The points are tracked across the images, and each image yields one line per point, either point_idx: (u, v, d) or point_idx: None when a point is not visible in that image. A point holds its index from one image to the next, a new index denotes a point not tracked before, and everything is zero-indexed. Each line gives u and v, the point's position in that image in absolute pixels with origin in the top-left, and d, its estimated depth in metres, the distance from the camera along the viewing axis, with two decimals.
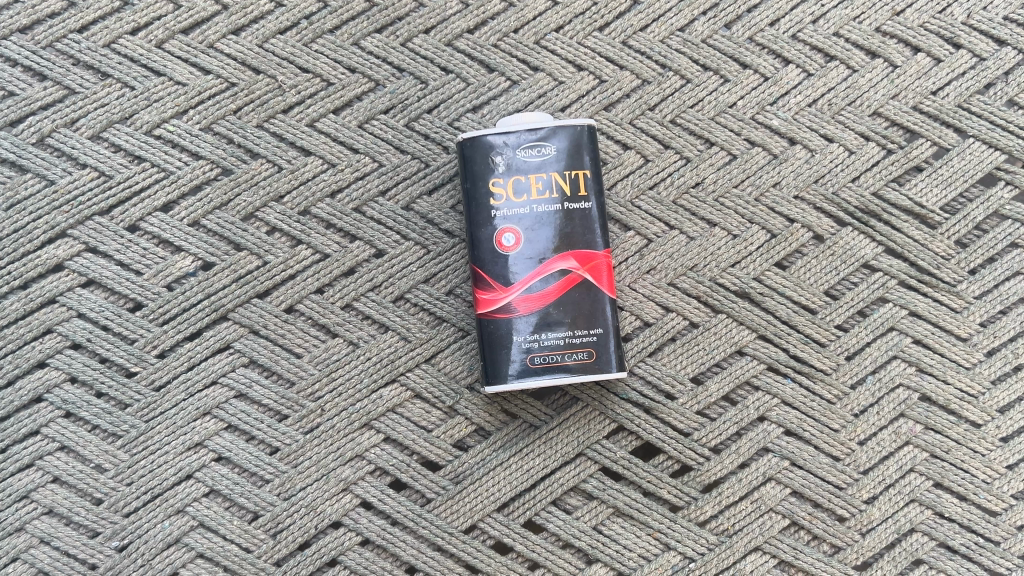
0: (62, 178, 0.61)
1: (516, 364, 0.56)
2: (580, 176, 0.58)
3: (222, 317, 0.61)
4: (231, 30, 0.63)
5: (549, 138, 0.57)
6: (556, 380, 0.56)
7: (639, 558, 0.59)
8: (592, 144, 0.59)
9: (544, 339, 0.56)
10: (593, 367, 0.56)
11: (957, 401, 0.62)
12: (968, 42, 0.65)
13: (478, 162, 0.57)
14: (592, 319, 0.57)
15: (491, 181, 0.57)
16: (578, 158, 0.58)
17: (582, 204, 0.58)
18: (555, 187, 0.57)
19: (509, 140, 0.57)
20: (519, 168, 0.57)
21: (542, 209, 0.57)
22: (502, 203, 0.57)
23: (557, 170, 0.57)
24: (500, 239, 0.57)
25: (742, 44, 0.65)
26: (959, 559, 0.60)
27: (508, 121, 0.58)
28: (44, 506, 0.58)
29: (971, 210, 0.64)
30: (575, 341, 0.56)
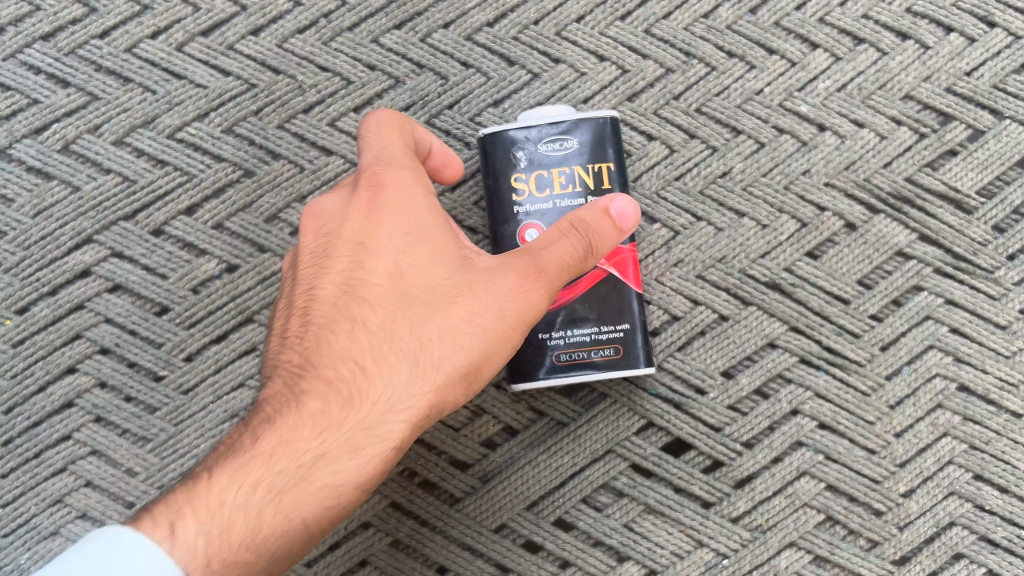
0: (87, 185, 0.61)
1: (541, 362, 0.55)
2: (604, 170, 0.56)
3: (248, 319, 0.60)
4: (250, 31, 0.63)
5: (571, 131, 0.56)
6: (583, 377, 0.55)
7: (672, 555, 0.58)
8: (617, 136, 0.57)
9: (571, 336, 0.55)
10: (620, 363, 0.56)
11: (997, 390, 0.60)
12: (1003, 20, 0.63)
13: (500, 158, 0.57)
14: (619, 315, 0.56)
15: (512, 176, 0.56)
16: (602, 151, 0.56)
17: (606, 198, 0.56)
18: (578, 181, 0.56)
19: (531, 135, 0.56)
20: (541, 163, 0.56)
21: (564, 204, 0.56)
22: (524, 198, 0.56)
23: (580, 164, 0.56)
24: (523, 234, 0.56)
25: (768, 30, 0.63)
26: (1002, 552, 0.59)
27: (529, 114, 0.57)
28: (77, 510, 0.58)
29: (1008, 194, 0.62)
30: (602, 337, 0.56)
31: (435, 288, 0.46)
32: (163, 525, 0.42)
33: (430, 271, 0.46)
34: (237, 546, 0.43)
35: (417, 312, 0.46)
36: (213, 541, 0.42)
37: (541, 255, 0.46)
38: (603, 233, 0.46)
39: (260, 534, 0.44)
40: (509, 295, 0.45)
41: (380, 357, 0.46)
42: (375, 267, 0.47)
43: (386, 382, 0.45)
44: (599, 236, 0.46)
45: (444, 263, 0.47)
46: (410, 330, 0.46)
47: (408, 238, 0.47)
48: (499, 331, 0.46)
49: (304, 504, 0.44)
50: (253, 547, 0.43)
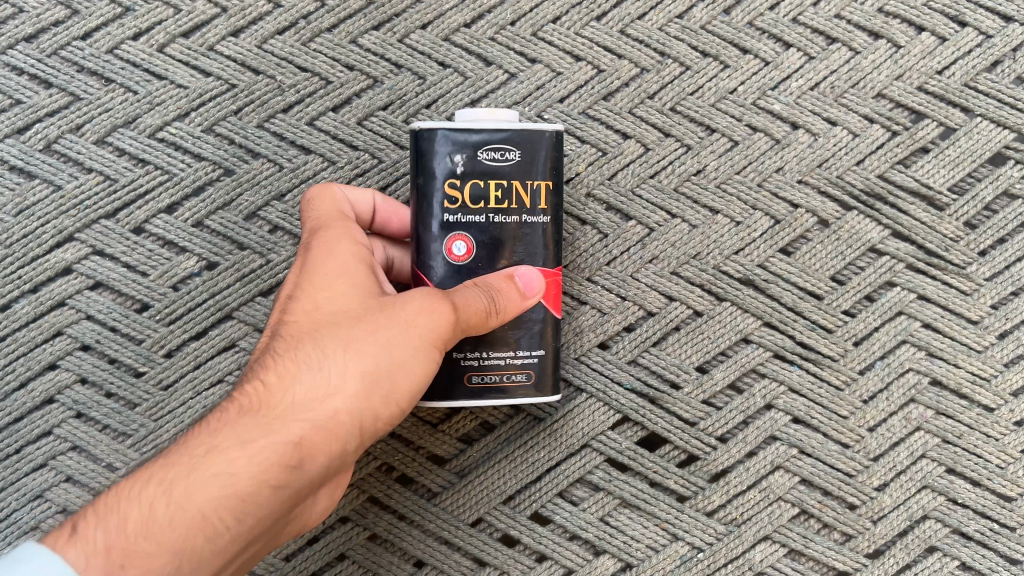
0: (69, 184, 0.62)
1: (454, 382, 0.51)
2: (541, 188, 0.52)
3: (227, 316, 0.61)
4: (230, 32, 0.63)
5: (515, 142, 0.50)
6: (491, 403, 0.52)
7: (647, 548, 0.59)
8: (560, 151, 0.52)
9: (485, 358, 0.51)
10: (530, 391, 0.53)
11: (968, 385, 0.61)
12: (973, 20, 0.64)
13: (433, 158, 0.50)
14: (533, 340, 0.53)
15: (446, 181, 0.50)
16: (543, 167, 0.51)
17: (540, 219, 0.52)
18: (515, 198, 0.51)
19: (472, 138, 0.50)
20: (480, 173, 0.50)
21: (498, 222, 0.51)
22: (456, 208, 0.50)
23: (520, 179, 0.51)
24: (449, 246, 0.51)
25: (742, 30, 0.64)
26: (974, 545, 0.59)
27: (468, 113, 0.51)
28: (58, 505, 0.58)
29: (980, 190, 0.62)
30: (516, 361, 0.52)
31: (348, 312, 0.47)
32: (63, 535, 0.42)
33: (344, 294, 0.47)
34: (133, 538, 0.41)
35: (329, 324, 0.46)
36: (108, 538, 0.41)
37: (449, 293, 0.47)
38: (506, 296, 0.49)
39: (157, 526, 0.42)
40: (414, 308, 0.46)
41: (288, 365, 0.45)
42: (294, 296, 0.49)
43: (301, 381, 0.45)
44: (504, 293, 0.49)
45: (359, 288, 0.48)
46: (320, 339, 0.46)
47: (332, 273, 0.48)
48: (406, 342, 0.45)
49: (196, 495, 0.42)
50: (150, 538, 0.41)
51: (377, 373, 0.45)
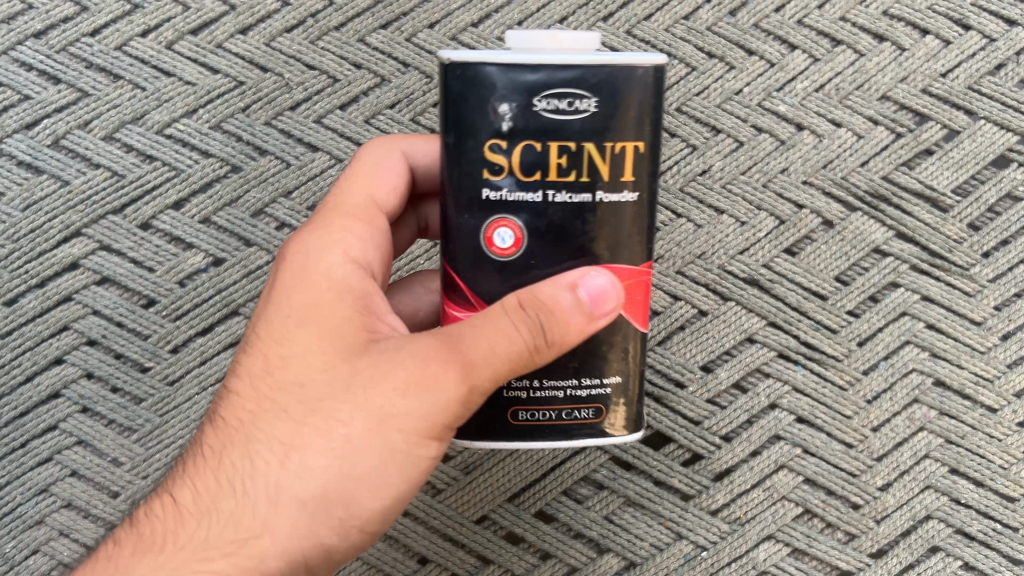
0: (76, 179, 0.62)
1: (496, 418, 0.42)
2: (623, 151, 0.39)
3: (233, 312, 0.61)
4: (239, 29, 0.64)
5: (589, 86, 0.38)
6: (546, 443, 0.42)
7: (651, 547, 0.59)
8: (657, 92, 0.39)
9: (538, 390, 0.42)
10: (594, 428, 0.43)
11: (972, 385, 0.61)
12: (977, 23, 0.64)
13: (475, 107, 0.38)
14: (602, 366, 0.42)
15: (489, 141, 0.38)
16: (626, 120, 0.38)
17: (621, 195, 0.39)
18: (585, 165, 0.39)
19: (529, 81, 0.37)
20: (538, 129, 0.38)
21: (557, 198, 0.39)
22: (502, 178, 0.39)
23: (591, 138, 0.38)
24: (491, 235, 0.40)
25: (748, 32, 0.64)
26: (977, 545, 0.60)
27: (525, 40, 0.38)
28: (63, 499, 0.58)
29: (983, 192, 0.63)
30: (579, 394, 0.42)
31: (306, 397, 0.40)
32: None
33: (301, 369, 0.40)
34: None
35: (275, 419, 0.40)
36: None
37: (454, 353, 0.38)
38: (557, 328, 0.37)
39: None
40: (365, 424, 0.38)
41: (238, 463, 0.40)
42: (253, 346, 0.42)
43: (247, 486, 0.39)
44: (555, 319, 0.37)
45: (324, 356, 0.40)
46: (256, 440, 0.40)
47: (299, 326, 0.41)
48: (350, 466, 0.39)
49: None
50: None
51: (329, 490, 0.39)
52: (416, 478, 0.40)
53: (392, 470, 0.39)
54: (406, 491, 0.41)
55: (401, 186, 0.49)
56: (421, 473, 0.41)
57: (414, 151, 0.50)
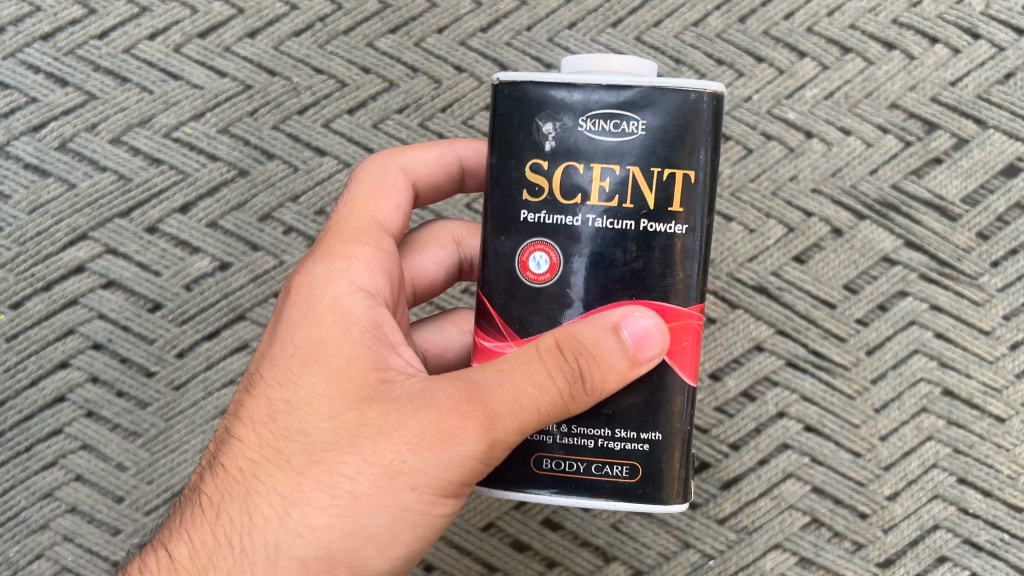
0: (83, 182, 0.62)
1: (517, 467, 0.37)
2: (675, 178, 0.36)
3: (240, 317, 0.60)
4: (247, 33, 0.64)
5: (638, 106, 0.35)
6: (571, 502, 0.37)
7: (658, 556, 0.59)
8: (715, 123, 0.36)
9: (566, 435, 0.37)
10: (629, 490, 0.37)
11: (980, 395, 0.61)
12: (987, 32, 0.64)
13: (518, 126, 0.36)
14: (643, 415, 0.37)
15: (529, 160, 0.36)
16: (680, 147, 0.36)
17: (669, 226, 0.36)
18: (632, 189, 0.36)
19: (576, 99, 0.36)
20: (582, 151, 0.36)
21: (599, 224, 0.36)
22: (541, 200, 0.36)
23: (639, 162, 0.36)
24: (525, 259, 0.37)
25: (758, 39, 0.64)
26: (985, 555, 0.59)
27: (578, 61, 0.37)
28: (67, 504, 0.58)
29: (992, 202, 0.63)
30: (613, 446, 0.37)
31: (311, 450, 0.36)
32: None
33: (306, 415, 0.36)
34: None
35: (278, 469, 0.36)
36: None
37: (477, 406, 0.34)
38: (598, 373, 0.33)
39: None
40: (376, 481, 0.34)
41: (236, 520, 0.36)
42: (258, 388, 0.39)
43: (246, 547, 0.36)
44: (597, 364, 0.33)
45: (331, 402, 0.36)
46: (257, 492, 0.36)
47: (303, 367, 0.37)
48: (357, 529, 0.35)
49: None
50: None
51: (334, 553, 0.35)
52: (431, 535, 0.36)
53: (403, 531, 0.35)
54: (420, 547, 0.37)
55: (404, 205, 0.46)
56: (437, 530, 0.37)
57: (415, 166, 0.48)
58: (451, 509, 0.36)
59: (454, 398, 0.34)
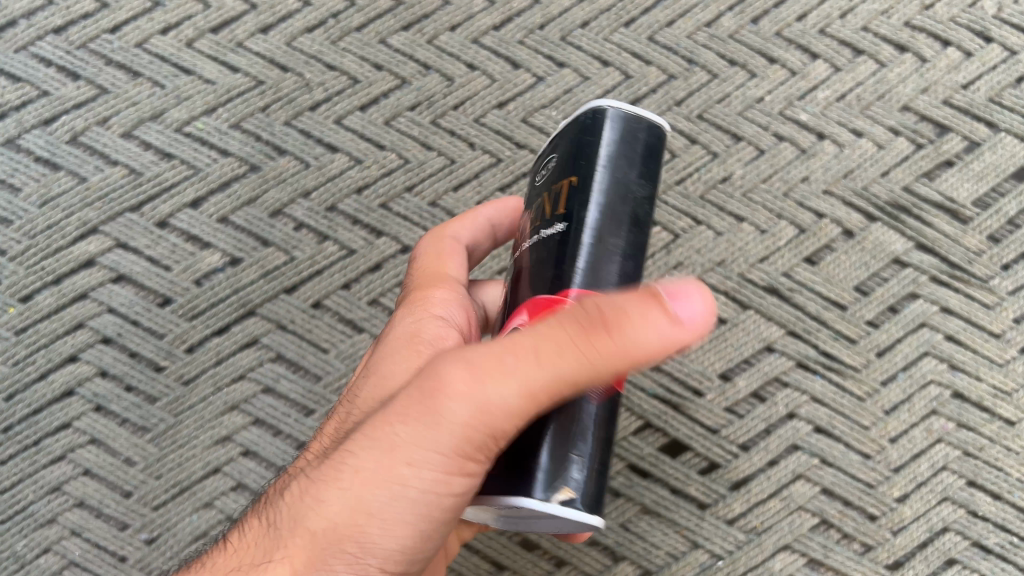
0: (94, 176, 0.61)
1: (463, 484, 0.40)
2: (563, 187, 0.36)
3: (250, 313, 0.60)
4: (260, 29, 0.64)
5: (556, 143, 0.38)
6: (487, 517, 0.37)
7: (667, 556, 0.59)
8: (598, 132, 0.36)
9: None
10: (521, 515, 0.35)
11: (990, 398, 0.60)
12: (999, 36, 0.64)
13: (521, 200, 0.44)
14: None
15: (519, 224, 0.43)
16: (574, 159, 0.36)
17: (554, 229, 0.36)
18: (541, 210, 0.37)
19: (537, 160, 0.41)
20: (533, 196, 0.40)
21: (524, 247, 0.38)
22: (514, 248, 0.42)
23: (548, 185, 0.37)
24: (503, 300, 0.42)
25: (770, 40, 0.64)
26: (994, 558, 0.59)
27: None
28: (75, 498, 0.58)
29: (1003, 205, 0.63)
30: None
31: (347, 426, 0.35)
32: None
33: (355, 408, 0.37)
34: None
35: (310, 466, 0.36)
36: None
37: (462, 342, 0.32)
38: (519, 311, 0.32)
39: None
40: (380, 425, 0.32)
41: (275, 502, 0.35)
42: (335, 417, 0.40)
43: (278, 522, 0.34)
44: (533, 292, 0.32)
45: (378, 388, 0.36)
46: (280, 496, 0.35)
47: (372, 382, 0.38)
48: (358, 502, 0.32)
49: None
50: None
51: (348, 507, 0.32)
52: (445, 511, 0.33)
53: (407, 507, 0.32)
54: (435, 524, 0.34)
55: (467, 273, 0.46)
56: (453, 506, 0.33)
57: (463, 235, 0.47)
58: (462, 484, 0.33)
59: (450, 367, 0.31)
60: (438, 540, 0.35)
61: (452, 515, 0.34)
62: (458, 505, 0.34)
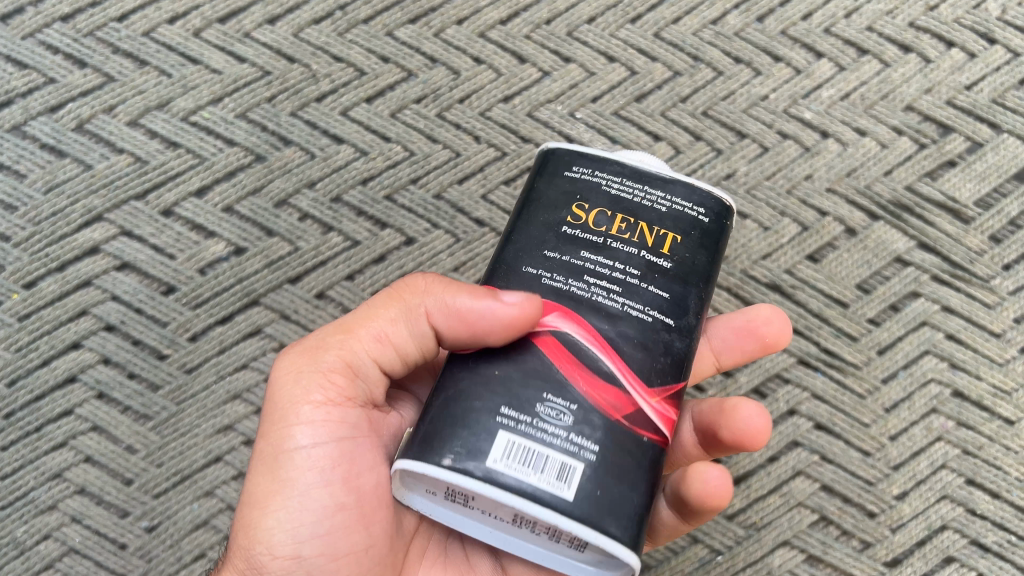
0: (99, 163, 0.62)
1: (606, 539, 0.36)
2: None
3: (254, 302, 0.60)
4: (267, 20, 0.64)
5: None
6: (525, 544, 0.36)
7: (666, 550, 0.59)
8: None
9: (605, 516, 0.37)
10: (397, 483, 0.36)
11: (990, 397, 0.61)
12: (1002, 38, 0.65)
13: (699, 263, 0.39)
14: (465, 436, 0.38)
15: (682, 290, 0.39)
16: None
17: None
18: None
19: None
20: None
21: None
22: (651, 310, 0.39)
23: None
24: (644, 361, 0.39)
25: (775, 38, 0.65)
26: (993, 556, 0.59)
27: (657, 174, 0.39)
28: (76, 485, 0.58)
29: (1005, 205, 0.63)
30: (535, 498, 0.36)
31: None
32: None
33: None
34: None
35: None
36: None
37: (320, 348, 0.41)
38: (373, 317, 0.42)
39: None
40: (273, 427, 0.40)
41: None
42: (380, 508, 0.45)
43: None
44: None
45: None
46: None
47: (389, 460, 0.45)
48: (243, 496, 0.38)
49: None
50: None
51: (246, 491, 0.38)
52: (309, 477, 0.37)
53: (267, 476, 0.37)
54: (306, 496, 0.37)
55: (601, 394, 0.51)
56: (315, 473, 0.37)
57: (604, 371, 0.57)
58: (311, 444, 0.37)
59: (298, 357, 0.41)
60: (334, 533, 0.37)
61: (329, 489, 0.37)
62: (322, 474, 0.37)
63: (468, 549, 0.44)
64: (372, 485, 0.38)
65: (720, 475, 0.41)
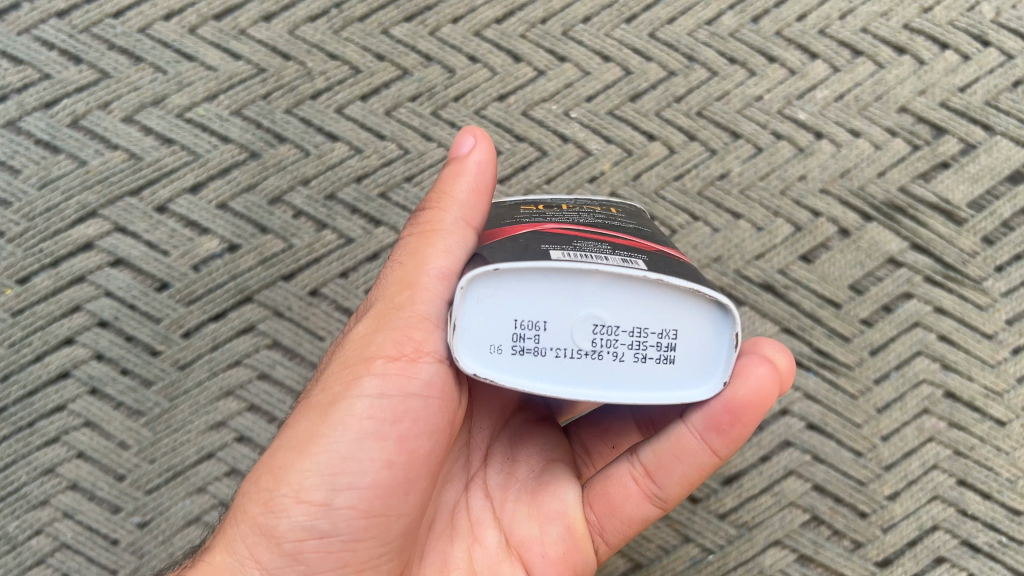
0: (94, 160, 0.62)
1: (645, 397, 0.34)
2: None
3: (247, 299, 0.60)
4: (262, 17, 0.64)
5: None
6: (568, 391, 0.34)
7: (658, 548, 0.59)
8: None
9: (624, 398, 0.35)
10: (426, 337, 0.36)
11: (982, 398, 0.61)
12: (996, 40, 0.65)
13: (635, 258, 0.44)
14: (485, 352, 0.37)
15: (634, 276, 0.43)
16: None
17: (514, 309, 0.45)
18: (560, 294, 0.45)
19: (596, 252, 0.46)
20: None
21: None
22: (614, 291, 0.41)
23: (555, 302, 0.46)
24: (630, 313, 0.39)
25: (769, 38, 0.65)
26: (982, 557, 0.59)
27: None
28: (68, 481, 0.58)
29: (997, 207, 0.63)
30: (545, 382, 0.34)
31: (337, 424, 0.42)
32: None
33: None
34: None
35: None
36: None
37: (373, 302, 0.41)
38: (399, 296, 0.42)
39: None
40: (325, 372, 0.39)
41: None
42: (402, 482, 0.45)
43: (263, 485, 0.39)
44: None
45: None
46: None
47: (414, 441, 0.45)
48: (289, 435, 0.37)
49: None
50: None
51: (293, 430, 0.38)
52: (365, 425, 0.36)
53: (320, 420, 0.36)
54: (357, 446, 0.36)
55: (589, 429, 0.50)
56: (371, 423, 0.36)
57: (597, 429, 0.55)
58: (376, 394, 0.36)
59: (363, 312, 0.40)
60: (375, 489, 0.36)
61: (379, 443, 0.36)
62: (378, 426, 0.36)
63: (479, 525, 0.44)
64: (422, 450, 0.37)
65: (764, 374, 0.36)
